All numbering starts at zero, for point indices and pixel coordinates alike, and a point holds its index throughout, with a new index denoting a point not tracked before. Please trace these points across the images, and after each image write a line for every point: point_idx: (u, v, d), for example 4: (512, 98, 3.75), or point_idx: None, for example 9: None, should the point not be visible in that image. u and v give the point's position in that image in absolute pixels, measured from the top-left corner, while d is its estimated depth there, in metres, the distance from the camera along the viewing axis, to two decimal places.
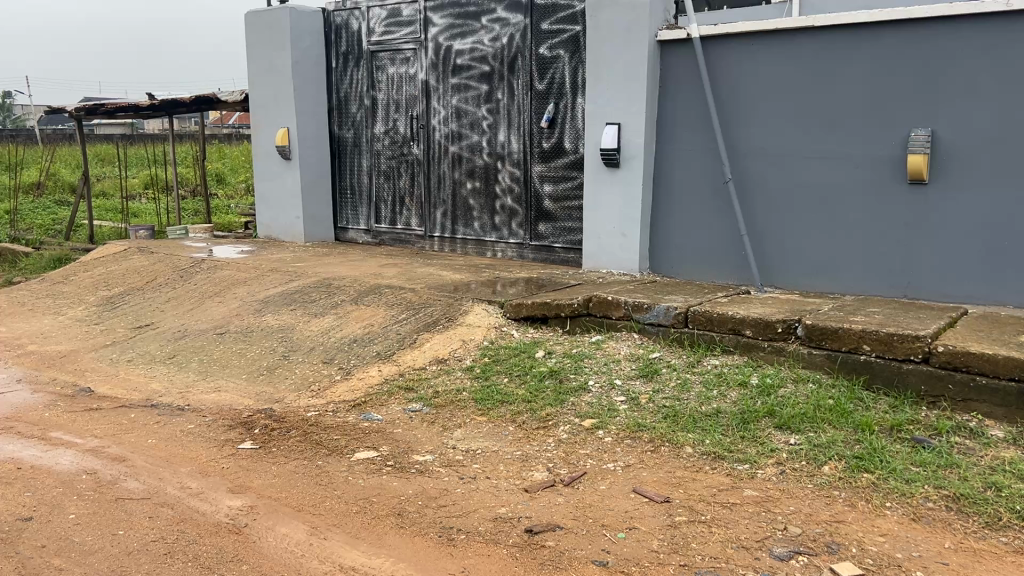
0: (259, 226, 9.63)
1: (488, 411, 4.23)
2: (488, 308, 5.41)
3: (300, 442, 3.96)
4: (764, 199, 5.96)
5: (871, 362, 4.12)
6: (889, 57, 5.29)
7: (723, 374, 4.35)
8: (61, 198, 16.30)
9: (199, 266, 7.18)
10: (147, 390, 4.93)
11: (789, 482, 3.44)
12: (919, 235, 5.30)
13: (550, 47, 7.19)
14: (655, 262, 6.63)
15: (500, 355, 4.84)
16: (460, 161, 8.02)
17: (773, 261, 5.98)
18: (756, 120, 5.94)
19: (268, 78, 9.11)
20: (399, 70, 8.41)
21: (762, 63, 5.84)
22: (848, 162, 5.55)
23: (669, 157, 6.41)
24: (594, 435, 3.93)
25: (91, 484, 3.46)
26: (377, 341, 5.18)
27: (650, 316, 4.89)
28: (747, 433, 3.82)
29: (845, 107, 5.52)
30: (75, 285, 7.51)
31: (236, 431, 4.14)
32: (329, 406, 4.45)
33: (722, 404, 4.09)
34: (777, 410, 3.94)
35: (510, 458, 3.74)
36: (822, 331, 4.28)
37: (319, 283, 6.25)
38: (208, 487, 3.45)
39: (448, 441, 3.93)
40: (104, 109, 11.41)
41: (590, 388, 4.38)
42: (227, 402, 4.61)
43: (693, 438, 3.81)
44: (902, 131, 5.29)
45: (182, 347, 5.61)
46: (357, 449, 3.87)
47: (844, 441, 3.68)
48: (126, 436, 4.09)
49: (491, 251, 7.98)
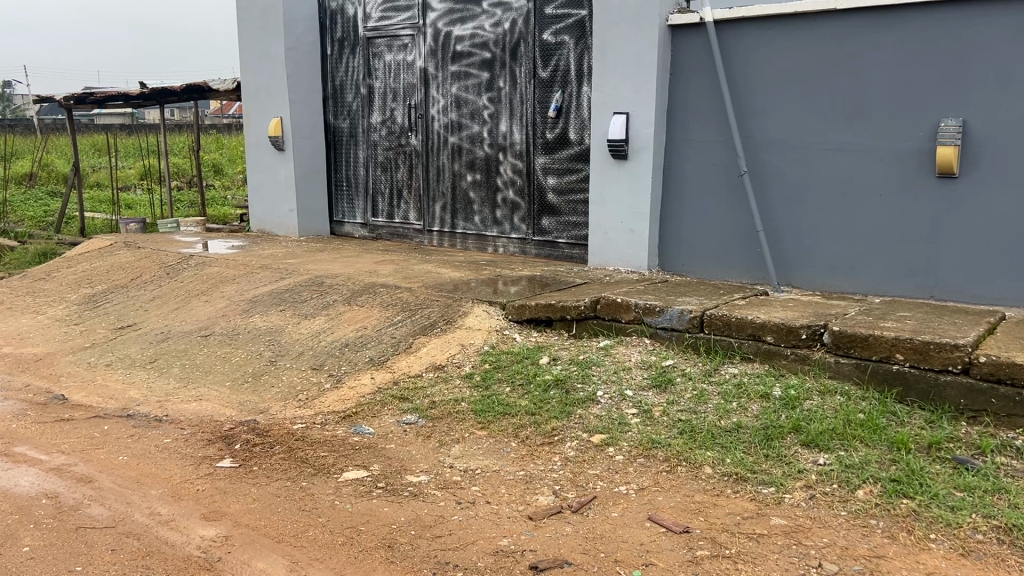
0: (252, 220, 9.30)
1: (489, 425, 3.91)
2: (489, 309, 5.08)
3: (284, 460, 3.64)
4: (780, 193, 5.63)
5: (904, 373, 3.78)
6: (917, 43, 4.95)
7: (743, 384, 4.02)
8: (53, 189, 16.09)
9: (186, 263, 6.86)
10: (124, 398, 4.60)
11: (820, 509, 3.13)
12: (947, 233, 4.97)
13: (555, 32, 6.83)
14: (663, 259, 6.30)
15: (502, 361, 4.52)
16: (460, 153, 7.69)
17: (789, 259, 5.65)
18: (773, 110, 5.60)
19: (259, 65, 8.73)
20: (395, 56, 8.06)
21: (781, 49, 5.50)
22: (871, 155, 5.21)
23: (680, 149, 6.07)
24: (603, 453, 3.61)
25: (51, 510, 3.14)
26: (371, 345, 4.84)
27: (662, 320, 4.53)
28: (772, 451, 3.51)
29: (868, 97, 5.19)
30: (56, 282, 7.18)
31: (215, 446, 3.81)
32: (317, 418, 4.12)
33: (743, 418, 3.77)
34: (803, 426, 3.62)
35: (512, 479, 3.42)
36: (850, 338, 3.94)
37: (311, 281, 5.92)
38: (180, 514, 3.13)
39: (444, 459, 3.61)
40: (94, 98, 11.12)
41: (599, 399, 4.04)
42: (208, 413, 4.28)
43: (713, 457, 3.49)
44: (930, 122, 4.96)
45: (163, 350, 5.28)
46: (345, 468, 3.55)
47: (878, 461, 3.37)
48: (96, 452, 3.76)
49: (493, 246, 7.66)
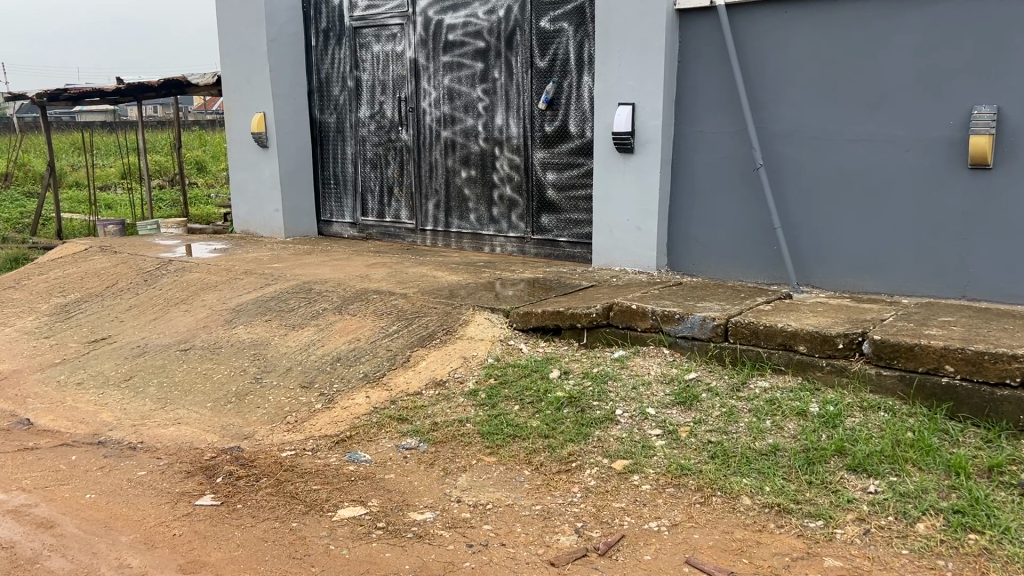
0: (235, 220, 8.87)
1: (498, 450, 3.54)
2: (491, 316, 4.70)
3: (272, 496, 3.25)
4: (798, 187, 5.27)
5: (955, 386, 3.42)
6: (946, 25, 4.59)
7: (776, 400, 3.66)
8: (29, 189, 15.62)
9: (165, 268, 6.45)
10: (95, 422, 4.21)
11: (878, 547, 2.78)
12: (982, 228, 4.62)
13: (553, 19, 6.44)
14: (673, 258, 5.93)
15: (508, 375, 4.15)
16: (453, 148, 7.30)
17: (809, 258, 5.30)
18: (791, 98, 5.24)
19: (241, 58, 8.30)
20: (384, 47, 7.66)
21: (798, 33, 5.14)
22: (897, 146, 4.86)
23: (690, 141, 5.70)
24: (628, 481, 3.24)
25: (4, 565, 2.75)
26: (365, 359, 4.45)
27: (682, 328, 4.17)
28: (815, 477, 3.15)
29: (893, 83, 4.83)
30: (26, 291, 6.75)
31: (195, 480, 3.42)
32: (308, 445, 3.74)
33: (780, 438, 3.41)
34: (848, 448, 3.27)
35: (528, 515, 3.05)
36: (893, 348, 3.57)
37: (298, 288, 5.52)
38: (153, 566, 2.74)
39: (450, 492, 3.24)
40: (68, 94, 10.66)
41: (619, 418, 3.68)
42: (187, 440, 3.89)
43: (750, 486, 3.14)
44: (962, 109, 4.61)
45: (139, 366, 4.87)
46: (339, 504, 3.17)
47: (936, 489, 3.02)
48: (60, 490, 3.37)
49: (489, 245, 7.28)
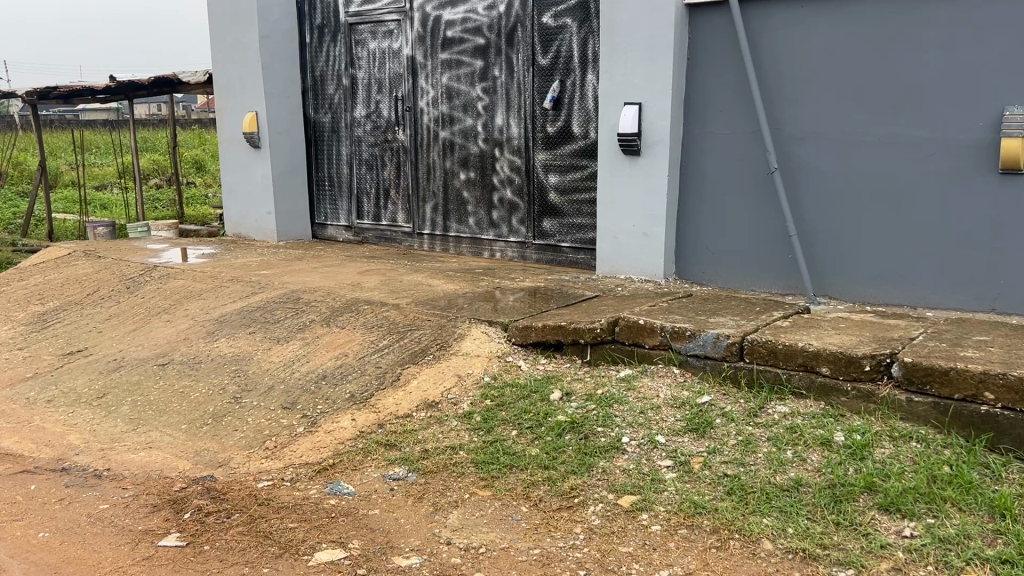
0: (226, 223, 8.57)
1: (493, 482, 3.24)
2: (488, 330, 4.40)
3: (243, 535, 2.95)
4: (815, 192, 4.96)
5: (995, 415, 3.11)
6: (976, 21, 4.28)
7: (798, 428, 3.35)
8: (24, 188, 15.37)
9: (148, 275, 6.15)
10: (61, 445, 3.91)
11: None
12: (1013, 235, 4.30)
13: (555, 15, 6.13)
14: (682, 266, 5.62)
15: (506, 397, 3.84)
16: (451, 149, 7.00)
17: (827, 267, 4.98)
18: (808, 99, 4.92)
19: (232, 56, 8.00)
20: (380, 44, 7.36)
21: (815, 28, 4.83)
22: (922, 149, 4.54)
23: (700, 143, 5.39)
24: (635, 521, 2.94)
25: None
26: (351, 378, 4.14)
27: (693, 346, 3.86)
28: (844, 518, 2.84)
29: (918, 82, 4.51)
30: (4, 298, 6.46)
31: (161, 515, 3.13)
32: (287, 474, 3.44)
33: (803, 472, 3.10)
34: (879, 484, 2.96)
35: (525, 561, 2.75)
36: (926, 372, 3.26)
37: (284, 297, 5.22)
38: None
39: (439, 533, 2.93)
40: (59, 92, 10.38)
41: (625, 447, 3.37)
42: (156, 467, 3.59)
43: (772, 527, 2.83)
44: (992, 111, 4.29)
45: (113, 382, 4.57)
46: (317, 545, 2.87)
47: (980, 534, 2.70)
48: (13, 528, 3.07)
49: (489, 250, 6.97)
